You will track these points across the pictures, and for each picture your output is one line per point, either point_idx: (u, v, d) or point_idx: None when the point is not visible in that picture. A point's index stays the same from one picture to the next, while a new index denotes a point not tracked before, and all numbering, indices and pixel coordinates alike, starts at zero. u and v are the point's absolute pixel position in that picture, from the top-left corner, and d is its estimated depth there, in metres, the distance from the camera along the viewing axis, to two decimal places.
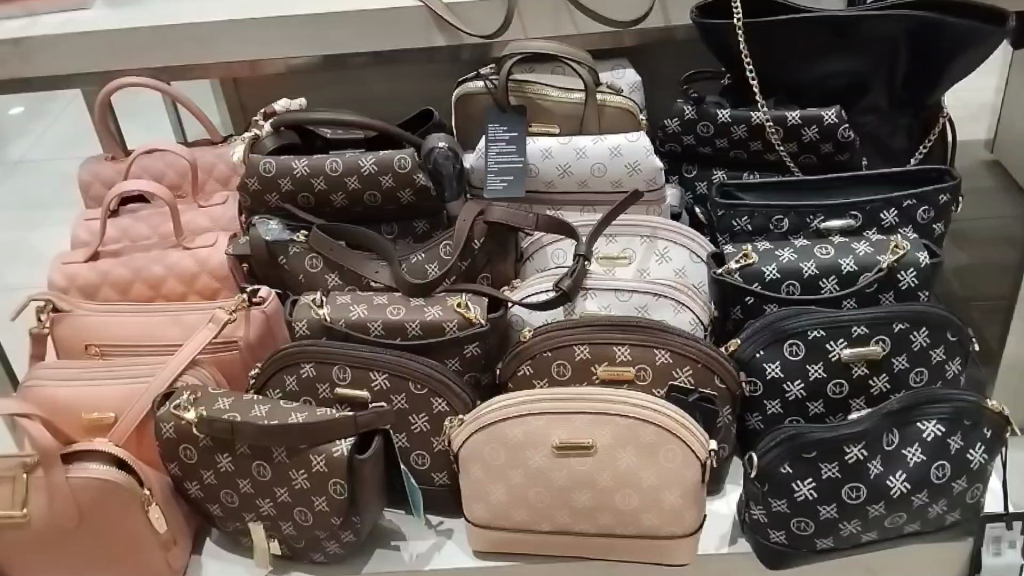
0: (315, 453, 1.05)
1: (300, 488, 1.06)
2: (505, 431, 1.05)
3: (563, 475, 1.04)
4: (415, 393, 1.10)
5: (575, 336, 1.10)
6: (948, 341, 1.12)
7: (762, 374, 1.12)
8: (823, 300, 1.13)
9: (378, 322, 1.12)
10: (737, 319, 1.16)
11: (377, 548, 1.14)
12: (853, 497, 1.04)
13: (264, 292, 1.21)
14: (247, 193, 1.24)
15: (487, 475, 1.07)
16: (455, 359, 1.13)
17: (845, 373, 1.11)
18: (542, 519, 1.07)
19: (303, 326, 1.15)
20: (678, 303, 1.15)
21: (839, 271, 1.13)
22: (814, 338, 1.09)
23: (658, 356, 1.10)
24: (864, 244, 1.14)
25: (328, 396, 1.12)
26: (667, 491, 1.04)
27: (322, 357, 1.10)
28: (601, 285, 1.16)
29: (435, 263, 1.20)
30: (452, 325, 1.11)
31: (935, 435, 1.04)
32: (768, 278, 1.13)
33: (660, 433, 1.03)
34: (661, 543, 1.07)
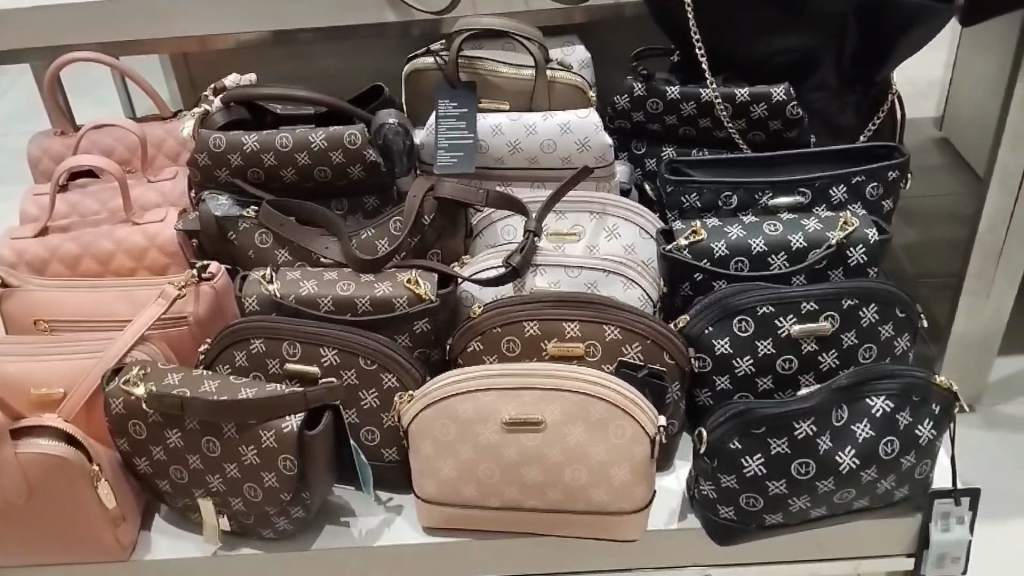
0: (265, 429, 1.03)
1: (249, 464, 1.05)
2: (455, 406, 1.04)
3: (512, 451, 1.04)
4: (365, 368, 1.10)
5: (525, 311, 1.11)
6: (896, 317, 1.13)
7: (711, 350, 1.12)
8: (772, 276, 1.16)
9: (329, 298, 1.13)
10: (686, 295, 1.18)
11: (327, 524, 1.14)
12: (802, 473, 1.03)
13: (214, 268, 1.21)
14: (197, 168, 1.26)
15: (436, 450, 1.06)
16: (405, 334, 1.14)
17: (793, 348, 1.12)
18: (490, 494, 1.07)
19: (254, 302, 1.14)
20: (628, 279, 1.17)
21: (789, 247, 1.15)
22: (763, 314, 1.10)
23: (607, 332, 1.10)
24: (814, 221, 1.17)
25: (278, 371, 1.11)
26: (617, 466, 1.04)
27: (271, 332, 1.10)
28: (550, 262, 1.17)
29: (385, 239, 1.21)
30: (401, 301, 1.12)
31: (884, 411, 1.03)
32: (717, 255, 1.16)
33: (610, 410, 1.03)
34: (610, 519, 1.08)
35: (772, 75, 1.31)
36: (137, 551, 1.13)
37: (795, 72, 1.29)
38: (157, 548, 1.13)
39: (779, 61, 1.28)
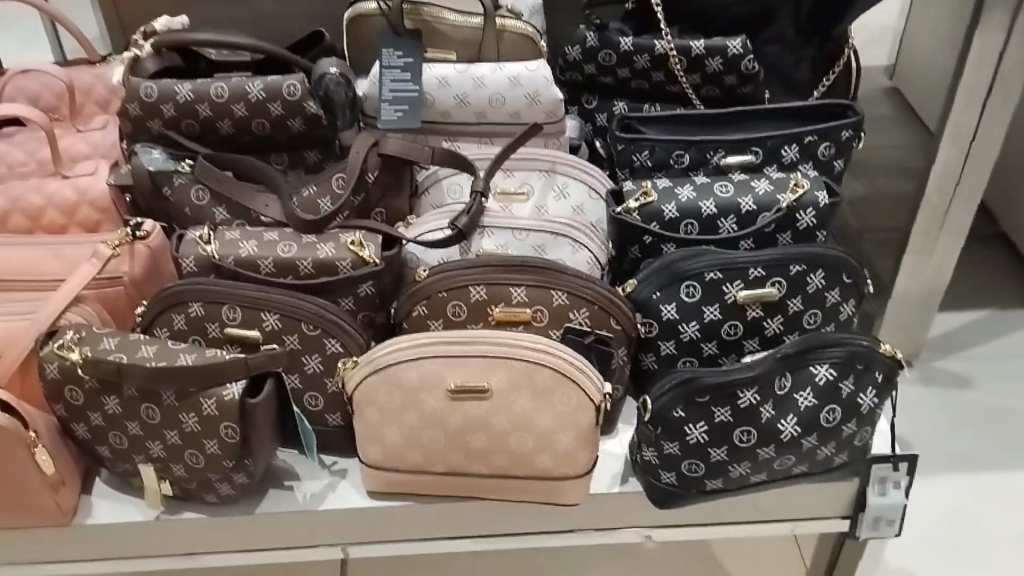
0: (205, 397, 0.98)
1: (190, 432, 1.00)
2: (399, 374, 1.02)
3: (457, 419, 1.03)
4: (308, 333, 1.07)
5: (472, 276, 1.10)
6: (843, 283, 1.16)
7: (658, 315, 1.14)
8: (721, 240, 1.20)
9: (271, 261, 1.11)
10: (635, 258, 1.22)
11: (270, 487, 1.12)
12: (744, 441, 1.02)
13: (149, 226, 1.17)
14: (128, 119, 1.22)
15: (380, 418, 1.04)
16: (349, 298, 1.13)
17: (739, 314, 1.14)
18: (435, 461, 1.06)
19: (190, 263, 1.12)
20: (575, 242, 1.19)
21: (739, 210, 1.20)
22: (710, 280, 1.12)
23: (555, 298, 1.10)
24: (764, 183, 1.21)
25: (216, 336, 1.08)
26: (561, 433, 1.04)
27: (211, 296, 1.07)
28: (499, 224, 1.18)
29: (327, 197, 1.20)
30: (345, 264, 1.11)
31: (827, 379, 1.03)
32: (666, 218, 1.19)
33: (554, 377, 1.02)
34: (554, 484, 1.08)
35: (727, 27, 1.30)
36: (78, 515, 1.09)
37: (753, 24, 1.29)
38: (99, 511, 1.10)
39: (737, 12, 1.28)
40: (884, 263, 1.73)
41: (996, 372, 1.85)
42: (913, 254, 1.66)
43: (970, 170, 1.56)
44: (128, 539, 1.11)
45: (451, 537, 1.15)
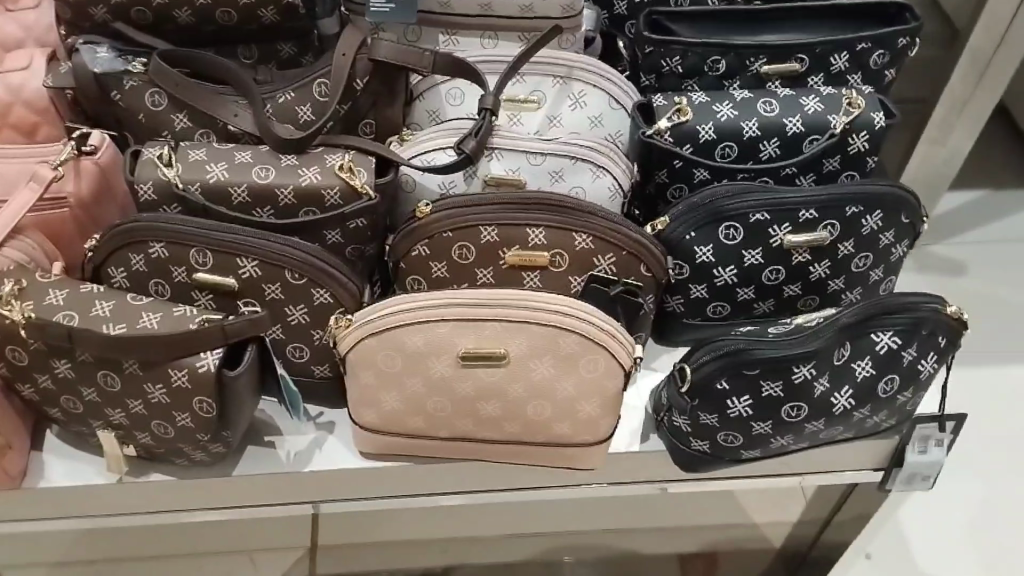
0: (175, 368, 0.83)
1: (158, 402, 0.86)
2: (403, 338, 0.88)
3: (467, 386, 0.90)
4: (292, 282, 0.92)
5: (483, 216, 0.95)
6: (899, 224, 1.03)
7: (691, 257, 1.01)
8: (760, 163, 1.07)
9: (244, 189, 0.96)
10: (661, 183, 1.08)
11: (248, 444, 1.00)
12: (792, 416, 0.92)
13: (97, 139, 1.00)
14: (66, 4, 1.00)
15: (380, 382, 0.91)
16: (336, 231, 0.99)
17: (783, 259, 1.01)
18: (439, 427, 0.94)
19: (149, 190, 0.96)
20: (597, 168, 1.03)
21: (784, 133, 1.05)
22: (755, 222, 0.99)
23: (577, 241, 0.96)
24: (814, 100, 1.06)
25: (184, 280, 0.93)
26: (584, 401, 0.92)
27: (175, 237, 0.90)
28: (510, 146, 1.02)
29: (308, 105, 1.04)
30: (332, 194, 0.96)
31: (888, 348, 0.91)
32: (703, 140, 1.04)
33: (582, 343, 0.89)
34: (572, 451, 0.97)
35: None
36: (29, 477, 0.96)
37: None
38: (53, 474, 0.97)
39: None
40: (896, 155, 1.64)
41: (998, 261, 1.75)
42: (925, 142, 1.57)
43: (995, 68, 1.45)
44: (89, 502, 0.99)
45: (450, 492, 1.05)
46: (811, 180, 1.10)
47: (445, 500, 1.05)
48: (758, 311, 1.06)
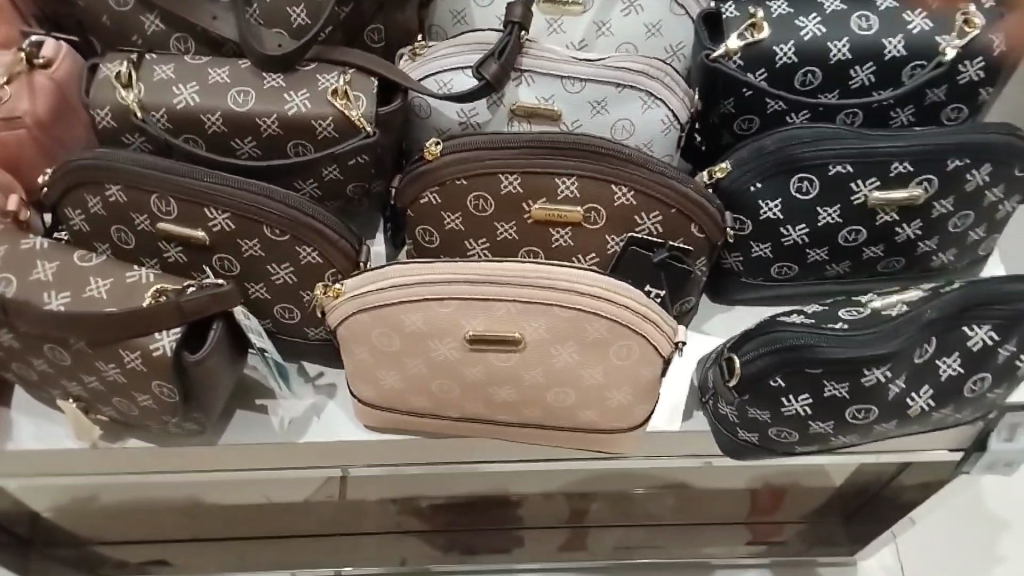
0: (127, 349, 0.70)
1: (114, 382, 0.73)
2: (399, 316, 0.74)
3: (477, 371, 0.77)
4: (272, 238, 0.78)
5: (501, 161, 0.79)
6: (1012, 178, 0.83)
7: (754, 212, 0.83)
8: (847, 92, 0.83)
9: (218, 116, 0.81)
10: (727, 113, 0.86)
11: (238, 409, 0.91)
12: (859, 418, 0.78)
13: (51, 49, 0.85)
14: None
15: (378, 360, 0.79)
16: (335, 168, 0.85)
17: (865, 219, 0.83)
18: (446, 407, 0.82)
19: (107, 116, 0.82)
20: (648, 97, 0.84)
21: (879, 56, 0.81)
22: (835, 174, 0.80)
23: (616, 195, 0.79)
24: (921, 15, 0.81)
25: (149, 230, 0.79)
26: (614, 389, 0.78)
27: (133, 179, 0.76)
28: (543, 68, 0.84)
29: (302, 6, 0.87)
30: (325, 124, 0.82)
31: (983, 344, 0.75)
32: (779, 65, 0.81)
33: (613, 329, 0.74)
34: (600, 436, 0.84)
35: None
36: None
37: None
38: (20, 435, 0.88)
39: None
40: None
41: None
42: None
43: None
44: (80, 458, 0.89)
45: (469, 458, 0.94)
46: (909, 113, 0.85)
47: (465, 462, 0.95)
48: (830, 272, 0.89)
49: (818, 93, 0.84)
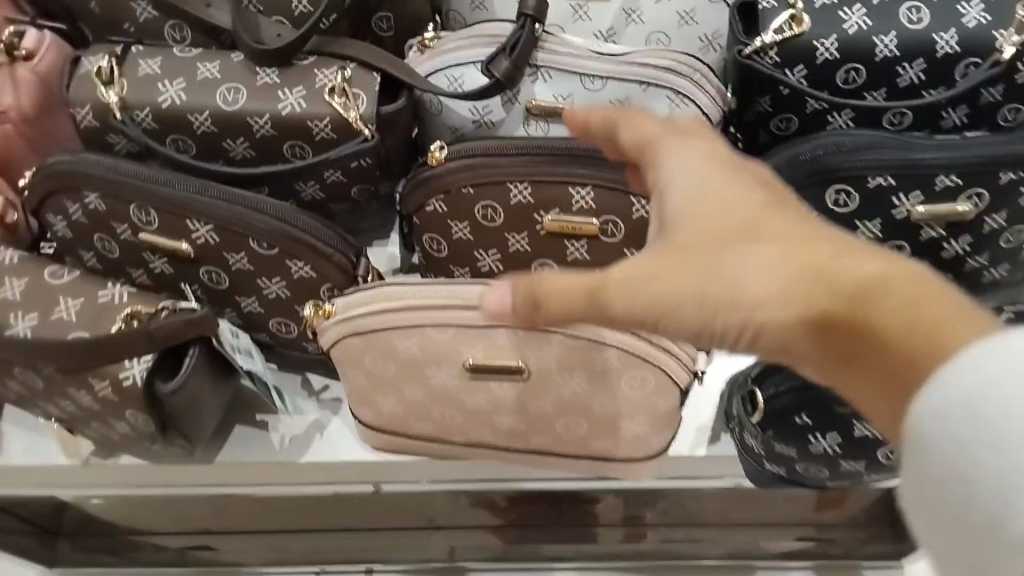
0: (97, 377, 0.67)
1: (89, 407, 0.71)
2: (394, 341, 0.68)
3: (479, 400, 0.70)
4: (259, 252, 0.72)
5: (508, 169, 0.71)
6: None
7: None
8: (893, 91, 0.74)
9: (206, 116, 0.76)
10: (764, 112, 0.77)
11: (236, 424, 0.86)
12: (889, 457, 0.73)
13: (31, 42, 0.79)
14: None
15: (373, 385, 0.72)
16: (336, 171, 0.79)
17: (907, 235, 0.74)
18: (449, 433, 0.76)
19: (88, 114, 0.78)
20: (676, 95, 0.75)
21: (930, 52, 0.71)
22: (875, 187, 0.71)
23: (633, 207, 0.71)
24: (978, 4, 0.71)
25: (130, 239, 0.75)
26: (629, 420, 0.71)
27: (108, 187, 0.72)
28: (560, 64, 0.76)
29: None
30: (322, 126, 0.76)
31: None
32: (819, 62, 0.73)
33: (623, 357, 0.66)
34: (617, 467, 0.77)
35: None
36: None
37: None
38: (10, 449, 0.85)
39: None
40: None
41: None
42: None
43: None
44: (84, 466, 0.85)
45: (482, 476, 0.87)
46: (963, 114, 0.74)
47: (478, 479, 0.89)
48: None
49: (863, 91, 0.74)
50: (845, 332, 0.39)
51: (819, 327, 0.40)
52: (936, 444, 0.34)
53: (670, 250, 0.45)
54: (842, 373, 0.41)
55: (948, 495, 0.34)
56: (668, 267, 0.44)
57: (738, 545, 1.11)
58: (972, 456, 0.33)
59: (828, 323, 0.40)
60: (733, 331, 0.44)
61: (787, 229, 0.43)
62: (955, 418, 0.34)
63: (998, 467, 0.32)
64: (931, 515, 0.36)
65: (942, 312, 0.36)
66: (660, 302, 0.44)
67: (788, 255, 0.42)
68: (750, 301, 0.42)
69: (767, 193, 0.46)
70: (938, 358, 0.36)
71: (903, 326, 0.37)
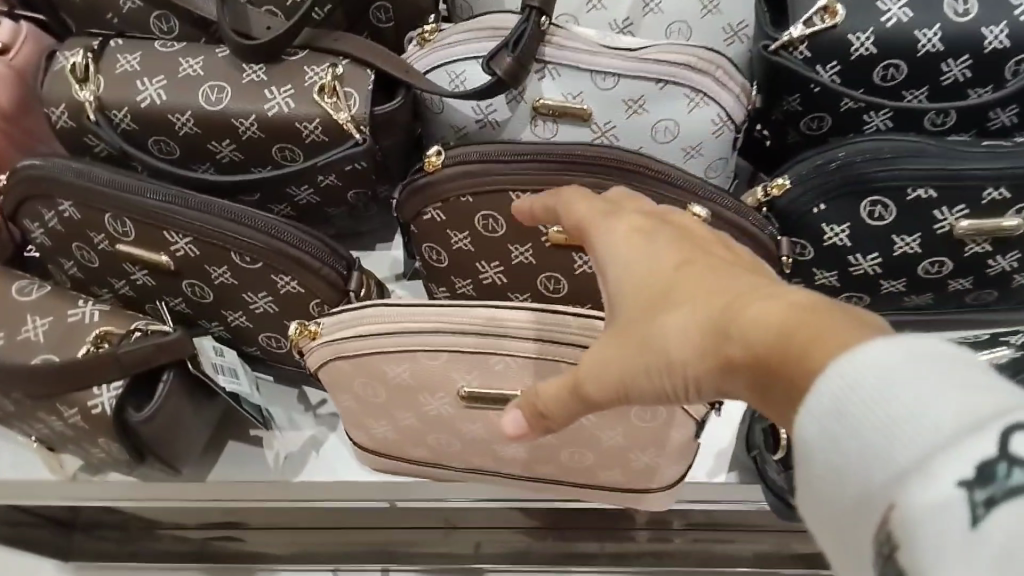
0: (65, 405, 0.65)
1: (64, 432, 0.69)
2: (382, 367, 0.63)
3: (477, 428, 0.65)
4: (242, 265, 0.68)
5: (509, 176, 0.65)
6: None
7: (818, 237, 0.68)
8: (937, 89, 0.67)
9: (189, 117, 0.71)
10: (793, 110, 0.70)
11: (229, 440, 0.82)
12: None
13: (6, 32, 0.76)
14: None
15: (365, 410, 0.67)
16: (330, 177, 0.73)
17: (950, 250, 0.67)
18: (448, 459, 0.71)
19: (64, 115, 0.73)
20: (696, 94, 0.69)
21: (978, 48, 0.64)
22: (914, 199, 0.64)
23: None
24: None
25: (108, 249, 0.71)
26: (640, 451, 0.65)
27: (83, 196, 0.68)
28: (569, 60, 0.69)
29: None
30: (312, 128, 0.70)
31: None
32: (855, 58, 0.66)
33: None
34: (629, 496, 0.71)
35: None
36: None
37: None
38: None
39: None
40: None
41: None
42: None
43: None
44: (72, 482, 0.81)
45: (489, 498, 0.82)
46: (1013, 114, 0.67)
47: (485, 500, 0.84)
48: (909, 304, 0.74)
49: (902, 90, 0.67)
50: (753, 374, 0.36)
51: (730, 372, 0.37)
52: (820, 457, 0.32)
53: (609, 325, 0.43)
54: (768, 413, 0.37)
55: (839, 500, 0.31)
56: (607, 348, 0.43)
57: (777, 556, 0.97)
58: (840, 451, 0.31)
59: (733, 368, 0.37)
60: (681, 391, 0.41)
61: (704, 287, 0.39)
62: (826, 421, 0.31)
63: (866, 459, 0.30)
64: (833, 527, 0.32)
65: (804, 333, 0.33)
66: (617, 381, 0.42)
67: (691, 307, 0.39)
68: (671, 361, 0.39)
69: (688, 240, 0.44)
70: (812, 371, 0.32)
71: (777, 348, 0.34)
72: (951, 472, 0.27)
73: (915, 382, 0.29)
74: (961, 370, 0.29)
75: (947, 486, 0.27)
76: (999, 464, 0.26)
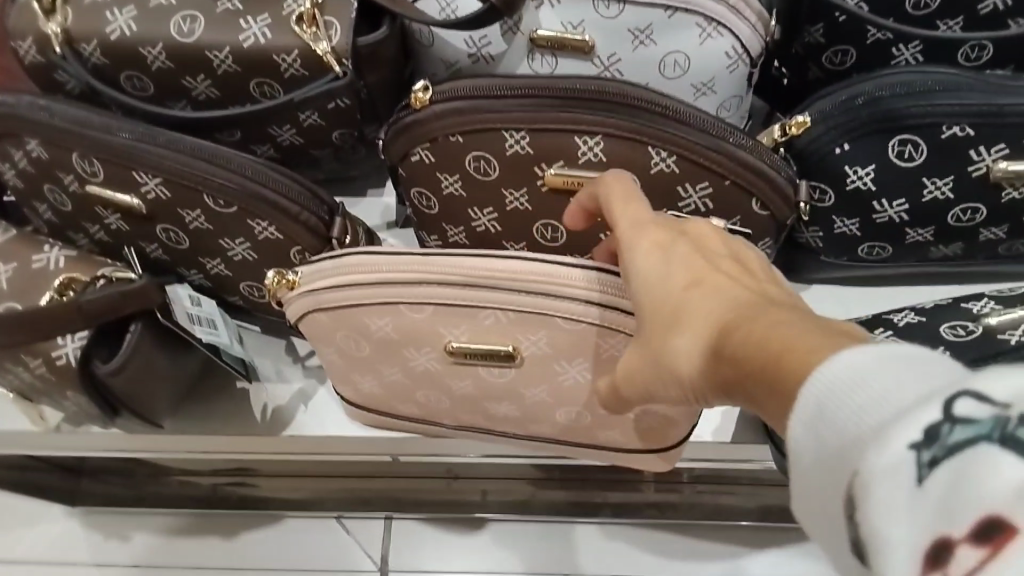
0: (29, 355, 0.63)
1: (32, 383, 0.66)
2: (363, 319, 0.58)
3: (467, 385, 0.61)
4: (217, 209, 0.63)
5: (502, 114, 0.60)
6: None
7: (840, 181, 0.62)
8: (972, 19, 0.62)
9: (160, 49, 0.66)
10: (814, 43, 0.65)
11: (214, 392, 0.78)
12: None
13: None
14: None
15: (349, 364, 0.63)
16: (312, 114, 0.68)
17: (986, 195, 0.61)
18: (439, 416, 0.67)
19: (32, 48, 0.68)
20: (708, 24, 0.63)
21: None
22: (947, 138, 0.59)
23: (653, 159, 0.60)
24: None
25: (79, 191, 0.66)
26: (642, 412, 0.60)
27: (48, 134, 0.62)
28: None
29: None
30: (289, 61, 0.65)
31: None
32: None
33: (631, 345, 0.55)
34: (630, 456, 0.67)
35: None
36: None
37: None
38: None
39: None
40: None
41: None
42: None
43: None
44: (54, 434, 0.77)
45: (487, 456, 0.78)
46: None
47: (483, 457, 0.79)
48: (936, 254, 0.69)
49: (936, 19, 0.62)
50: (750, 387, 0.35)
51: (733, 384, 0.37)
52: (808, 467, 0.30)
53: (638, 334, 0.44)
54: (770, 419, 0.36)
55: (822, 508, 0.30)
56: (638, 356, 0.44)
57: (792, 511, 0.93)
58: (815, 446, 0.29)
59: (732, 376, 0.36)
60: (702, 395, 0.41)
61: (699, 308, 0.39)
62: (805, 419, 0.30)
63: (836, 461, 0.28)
64: (812, 521, 0.30)
65: (800, 344, 0.32)
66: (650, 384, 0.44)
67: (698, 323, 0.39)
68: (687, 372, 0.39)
69: (710, 251, 0.43)
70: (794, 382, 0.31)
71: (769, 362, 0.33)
72: (899, 435, 0.25)
73: (884, 369, 0.28)
74: (935, 362, 0.28)
75: (895, 449, 0.25)
76: (942, 425, 0.24)
